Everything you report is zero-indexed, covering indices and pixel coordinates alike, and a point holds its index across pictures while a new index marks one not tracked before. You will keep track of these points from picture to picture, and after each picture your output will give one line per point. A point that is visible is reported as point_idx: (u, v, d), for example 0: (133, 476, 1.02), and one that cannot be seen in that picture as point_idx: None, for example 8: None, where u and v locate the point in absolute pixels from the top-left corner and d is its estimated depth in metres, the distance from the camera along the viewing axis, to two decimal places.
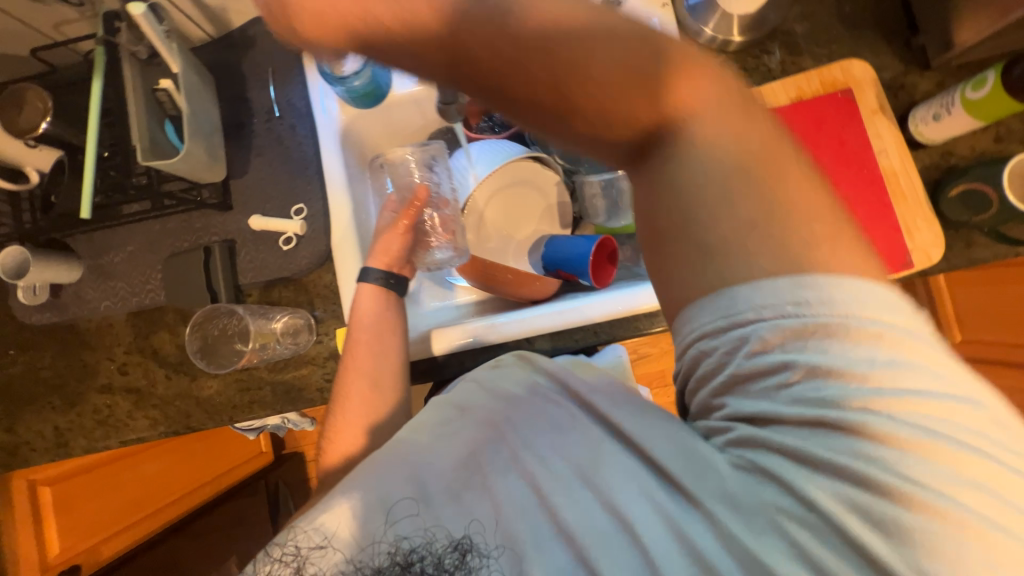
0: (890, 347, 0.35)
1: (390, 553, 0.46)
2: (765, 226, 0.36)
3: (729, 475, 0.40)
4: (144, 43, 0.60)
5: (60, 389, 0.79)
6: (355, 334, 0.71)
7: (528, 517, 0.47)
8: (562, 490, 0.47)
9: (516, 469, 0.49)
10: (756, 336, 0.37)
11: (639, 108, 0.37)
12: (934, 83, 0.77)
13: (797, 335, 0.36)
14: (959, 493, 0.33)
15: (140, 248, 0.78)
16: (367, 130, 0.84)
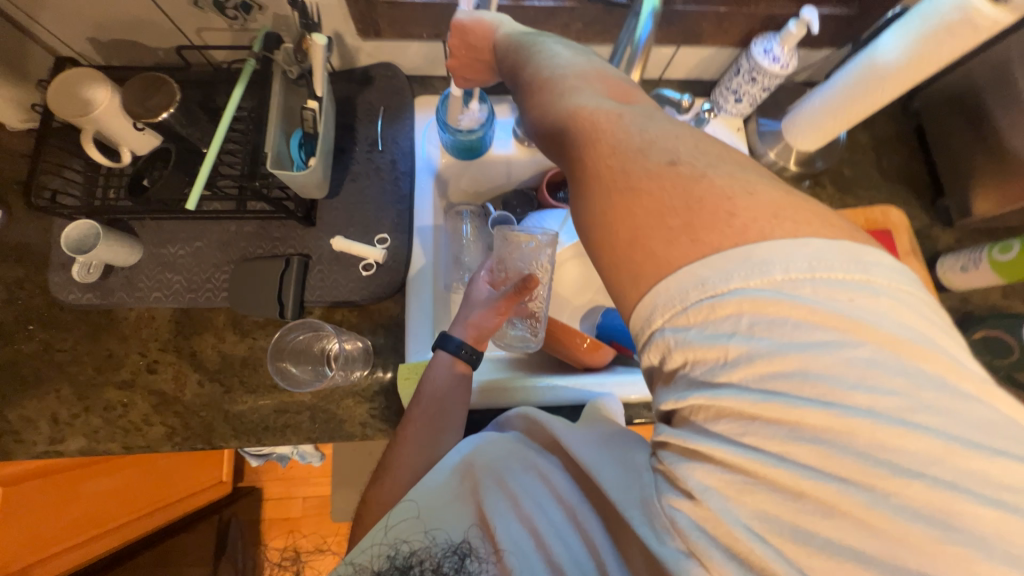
0: (771, 325, 0.31)
1: (390, 557, 0.50)
2: (754, 246, 0.32)
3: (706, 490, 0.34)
4: (298, 65, 0.63)
5: (72, 377, 0.72)
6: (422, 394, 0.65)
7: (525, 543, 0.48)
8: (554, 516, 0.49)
9: (490, 502, 0.50)
10: (719, 326, 0.32)
11: (658, 208, 0.35)
12: (954, 238, 0.89)
13: (761, 308, 0.31)
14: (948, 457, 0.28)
15: (210, 246, 0.76)
16: (457, 178, 0.88)
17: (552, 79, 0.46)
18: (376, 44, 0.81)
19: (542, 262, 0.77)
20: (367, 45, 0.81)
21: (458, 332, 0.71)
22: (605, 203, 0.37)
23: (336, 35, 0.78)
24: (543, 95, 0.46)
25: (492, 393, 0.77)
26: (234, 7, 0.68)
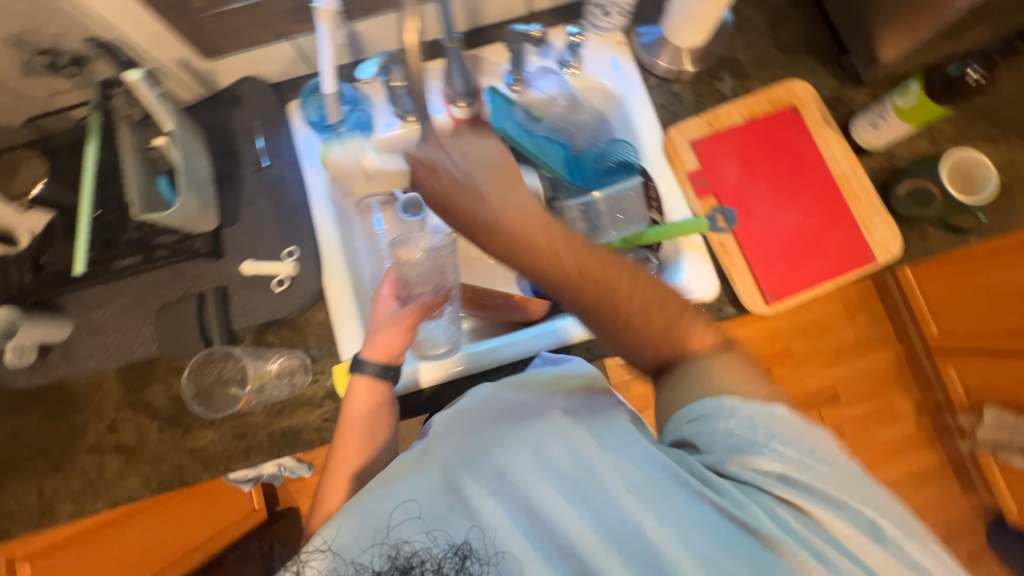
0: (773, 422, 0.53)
1: (391, 557, 0.50)
2: (817, 443, 0.52)
3: (756, 509, 0.49)
4: (137, 107, 0.65)
5: (46, 453, 0.76)
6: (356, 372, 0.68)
7: (528, 535, 0.49)
8: (552, 505, 0.50)
9: (490, 497, 0.50)
10: (744, 413, 0.53)
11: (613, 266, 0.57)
12: (869, 96, 0.85)
13: (775, 421, 0.53)
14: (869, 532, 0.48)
15: (131, 302, 0.78)
16: (352, 172, 0.88)
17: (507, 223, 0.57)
18: (227, 61, 0.78)
19: (443, 263, 0.72)
20: (219, 64, 0.79)
21: (367, 353, 0.68)
22: (584, 285, 0.56)
23: (182, 63, 0.76)
24: (475, 219, 0.58)
25: (431, 372, 0.78)
26: (69, 62, 0.70)
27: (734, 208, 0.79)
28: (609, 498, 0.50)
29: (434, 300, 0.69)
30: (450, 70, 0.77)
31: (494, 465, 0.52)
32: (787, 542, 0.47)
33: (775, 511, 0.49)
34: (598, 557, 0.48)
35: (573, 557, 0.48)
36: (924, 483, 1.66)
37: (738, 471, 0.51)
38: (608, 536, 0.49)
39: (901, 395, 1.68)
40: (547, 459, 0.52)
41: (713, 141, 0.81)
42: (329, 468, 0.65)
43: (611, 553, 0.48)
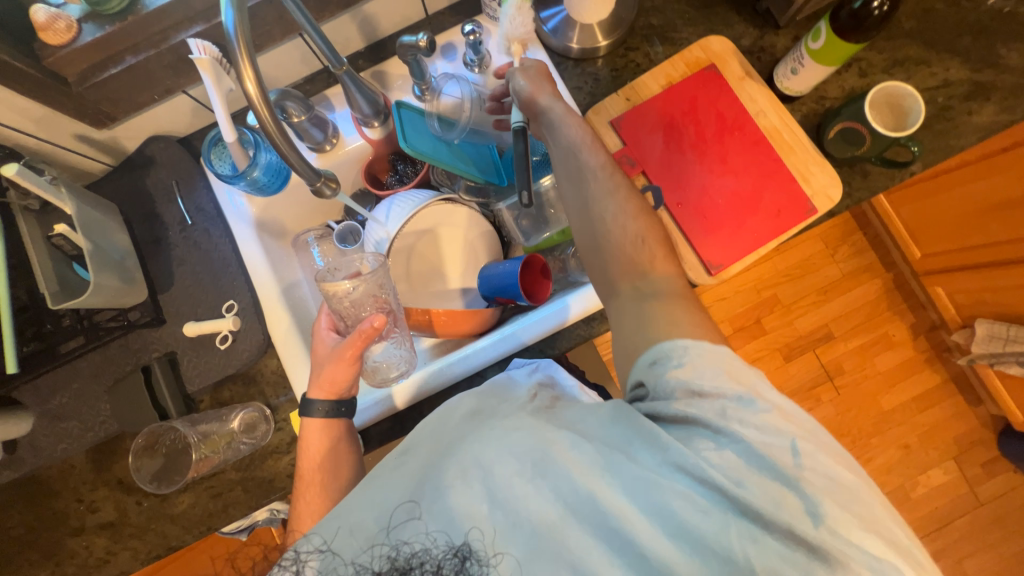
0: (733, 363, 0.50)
1: (391, 557, 0.49)
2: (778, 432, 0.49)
3: (717, 475, 0.44)
4: (32, 195, 0.63)
5: (34, 543, 0.78)
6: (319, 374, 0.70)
7: (499, 522, 0.47)
8: (518, 490, 0.47)
9: (457, 486, 0.48)
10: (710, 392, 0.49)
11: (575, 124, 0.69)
12: (790, 38, 0.81)
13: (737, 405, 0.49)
14: (858, 515, 0.43)
15: (86, 383, 0.77)
16: (280, 213, 0.86)
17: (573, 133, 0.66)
18: (125, 126, 0.76)
19: (371, 292, 0.71)
20: (118, 131, 0.76)
21: (315, 391, 0.69)
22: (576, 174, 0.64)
23: (78, 136, 0.73)
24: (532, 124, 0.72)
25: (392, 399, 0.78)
26: None
27: (665, 182, 0.77)
28: (566, 482, 0.47)
29: (371, 320, 0.65)
30: (352, 95, 0.75)
31: (464, 456, 0.50)
32: (753, 500, 0.43)
33: (738, 477, 0.44)
34: (570, 536, 0.46)
35: (546, 536, 0.46)
36: (932, 406, 1.64)
37: (721, 424, 0.46)
38: (573, 517, 0.47)
39: (896, 322, 1.65)
40: (512, 444, 0.49)
41: (634, 115, 0.78)
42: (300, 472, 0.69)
43: (581, 532, 0.46)
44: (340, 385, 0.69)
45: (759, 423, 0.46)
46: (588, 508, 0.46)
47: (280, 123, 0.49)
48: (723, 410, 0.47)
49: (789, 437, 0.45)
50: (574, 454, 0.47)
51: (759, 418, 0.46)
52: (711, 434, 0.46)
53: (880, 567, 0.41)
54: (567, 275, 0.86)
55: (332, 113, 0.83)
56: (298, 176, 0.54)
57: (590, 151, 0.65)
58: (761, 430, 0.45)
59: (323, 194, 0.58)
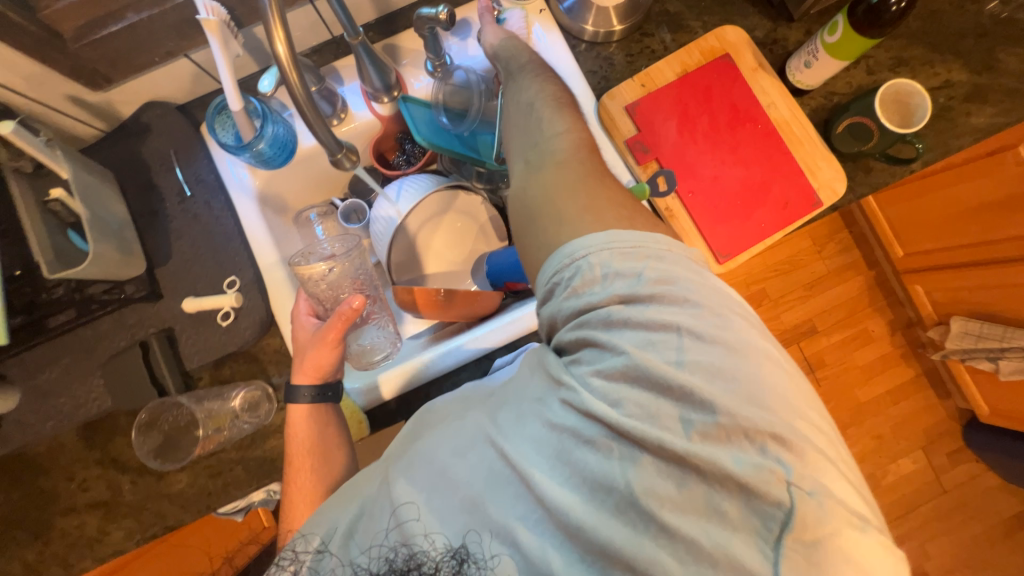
0: (628, 253, 0.45)
1: (388, 559, 0.45)
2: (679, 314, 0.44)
3: (598, 407, 0.42)
4: (25, 156, 0.60)
5: (21, 522, 0.75)
6: (301, 355, 0.69)
7: (432, 497, 0.46)
8: (450, 464, 0.47)
9: (398, 473, 0.49)
10: (605, 288, 0.45)
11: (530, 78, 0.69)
12: (802, 32, 0.82)
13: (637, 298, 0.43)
14: (737, 411, 0.39)
15: (76, 359, 0.74)
16: (284, 188, 0.84)
17: (541, 88, 0.64)
18: (122, 89, 0.72)
19: (350, 278, 0.72)
20: (114, 94, 0.73)
21: (300, 380, 0.68)
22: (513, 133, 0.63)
23: (71, 98, 0.69)
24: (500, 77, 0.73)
25: (397, 380, 0.78)
26: None
27: (676, 169, 0.78)
28: (503, 453, 0.45)
29: (347, 307, 0.64)
30: (364, 66, 0.73)
31: (423, 452, 0.49)
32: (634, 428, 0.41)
33: (619, 400, 0.42)
34: (490, 495, 0.44)
35: (471, 501, 0.45)
36: (906, 398, 1.71)
37: (596, 346, 0.44)
38: (498, 475, 0.45)
39: (875, 318, 1.71)
40: (455, 430, 0.49)
41: (649, 101, 0.79)
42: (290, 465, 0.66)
43: (504, 492, 0.44)
44: (320, 366, 0.68)
45: (641, 330, 0.42)
46: (501, 465, 0.45)
47: (309, 89, 0.49)
48: (598, 326, 0.44)
49: (673, 335, 0.42)
50: (494, 417, 0.48)
51: (640, 331, 0.42)
52: (598, 352, 0.44)
53: (745, 456, 0.38)
54: None
55: (341, 87, 0.81)
56: (319, 143, 0.54)
57: (550, 104, 0.61)
58: (641, 340, 0.42)
59: (342, 165, 0.57)
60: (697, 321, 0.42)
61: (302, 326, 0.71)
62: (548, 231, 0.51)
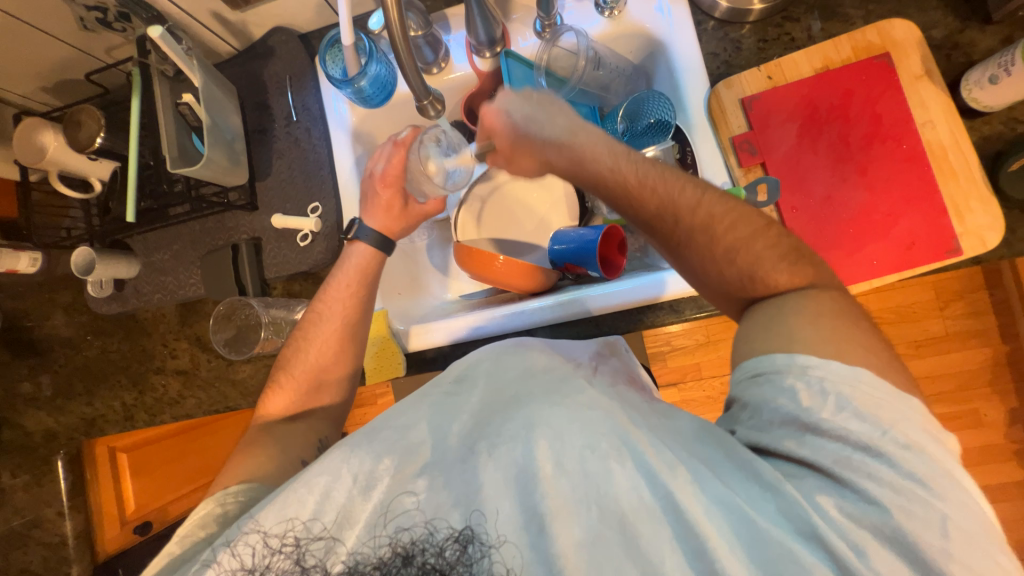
0: (880, 403, 0.42)
1: (391, 545, 0.47)
2: (897, 428, 0.41)
3: (796, 492, 0.42)
4: (169, 62, 0.69)
5: (125, 369, 0.91)
6: (341, 277, 0.76)
7: (567, 491, 0.45)
8: (591, 465, 0.45)
9: (524, 442, 0.47)
10: (818, 378, 0.44)
11: (628, 163, 0.58)
12: (998, 39, 0.66)
13: (860, 401, 0.42)
14: None
15: (184, 247, 0.85)
16: (378, 128, 0.87)
17: (663, 189, 0.57)
18: (257, 11, 0.79)
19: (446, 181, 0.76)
20: (250, 15, 0.79)
21: (369, 221, 0.77)
22: (648, 202, 0.57)
23: (214, 14, 0.77)
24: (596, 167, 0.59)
25: (439, 332, 0.80)
26: (116, 19, 0.73)
27: (785, 181, 0.69)
28: (603, 487, 0.44)
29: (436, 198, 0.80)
30: (472, 17, 0.71)
31: (525, 412, 0.48)
32: (835, 539, 0.40)
33: (821, 505, 0.41)
34: (642, 526, 0.43)
35: (616, 522, 0.43)
36: (1004, 499, 1.41)
37: (774, 447, 0.44)
38: (617, 526, 0.43)
39: (993, 401, 1.39)
40: (586, 421, 0.46)
41: (771, 98, 0.70)
42: (289, 373, 0.72)
43: (655, 528, 0.42)
44: (351, 311, 0.74)
45: (835, 440, 0.42)
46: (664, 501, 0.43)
47: (407, 32, 0.49)
48: (772, 422, 0.45)
49: (896, 471, 0.40)
50: (648, 453, 0.44)
51: (826, 436, 0.42)
52: (794, 465, 0.43)
53: None
54: (646, 257, 0.82)
55: (447, 35, 0.81)
56: (410, 89, 0.57)
57: (686, 202, 0.56)
58: (841, 457, 0.41)
59: (427, 112, 0.62)
60: (919, 452, 0.40)
61: (353, 269, 0.76)
62: (725, 282, 0.56)
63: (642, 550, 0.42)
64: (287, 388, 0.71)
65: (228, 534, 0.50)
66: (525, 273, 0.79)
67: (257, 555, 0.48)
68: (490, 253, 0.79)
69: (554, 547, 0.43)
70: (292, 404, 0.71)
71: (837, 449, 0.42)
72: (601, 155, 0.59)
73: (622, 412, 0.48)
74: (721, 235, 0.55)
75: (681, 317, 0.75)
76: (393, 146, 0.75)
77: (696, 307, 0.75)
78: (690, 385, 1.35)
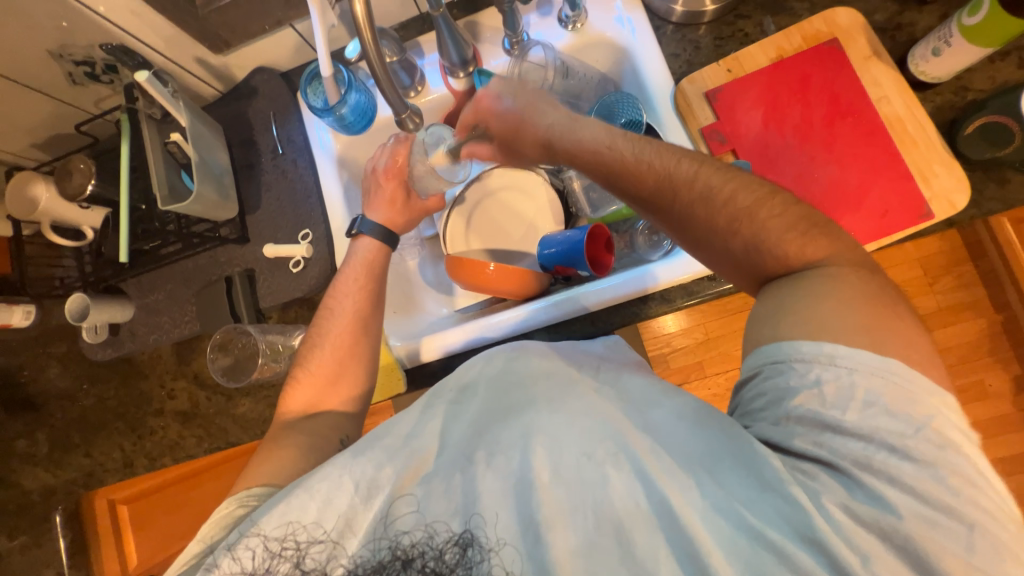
0: (909, 400, 0.42)
1: (391, 549, 0.46)
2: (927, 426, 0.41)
3: (801, 493, 0.41)
4: (156, 105, 0.71)
5: (123, 415, 0.90)
6: (348, 275, 0.76)
7: (563, 497, 0.44)
8: (588, 471, 0.44)
9: (521, 449, 0.46)
10: (847, 368, 0.43)
11: (627, 142, 0.60)
12: (935, 17, 0.71)
13: (891, 398, 0.42)
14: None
15: (177, 286, 0.86)
16: (362, 153, 0.89)
17: (661, 165, 0.58)
18: (238, 53, 0.83)
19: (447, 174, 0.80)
20: (232, 58, 0.83)
21: (374, 215, 0.79)
22: (648, 175, 0.58)
23: (197, 60, 0.81)
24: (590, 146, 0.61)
25: (438, 344, 0.80)
26: (104, 71, 0.77)
27: (756, 163, 0.72)
28: (602, 495, 0.44)
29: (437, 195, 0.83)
30: (443, 40, 0.75)
31: (522, 420, 0.48)
32: (838, 542, 0.39)
33: (826, 507, 0.41)
34: (638, 531, 0.42)
35: (612, 527, 0.43)
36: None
37: (788, 444, 0.44)
38: (613, 528, 0.43)
39: (996, 370, 1.34)
40: (584, 428, 0.46)
41: (733, 89, 0.73)
42: (305, 372, 0.72)
43: (651, 532, 0.42)
44: (360, 308, 0.74)
45: (858, 439, 0.41)
46: (659, 503, 0.42)
47: (384, 58, 0.53)
48: (791, 419, 0.44)
49: (912, 468, 0.40)
50: (652, 458, 0.44)
51: (848, 435, 0.42)
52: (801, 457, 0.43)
53: None
54: (634, 252, 0.84)
55: (421, 59, 0.85)
56: (390, 106, 0.60)
57: (688, 176, 0.56)
58: (860, 457, 0.41)
59: (406, 126, 0.65)
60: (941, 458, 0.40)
61: (358, 266, 0.76)
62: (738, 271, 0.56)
63: (638, 553, 0.42)
64: (304, 384, 0.71)
65: (231, 539, 0.50)
66: (518, 279, 0.81)
67: (257, 558, 0.48)
68: (480, 264, 0.80)
69: (549, 557, 0.43)
70: (315, 402, 0.70)
71: (860, 447, 0.41)
72: (600, 137, 0.61)
73: (626, 416, 0.47)
74: (721, 209, 0.55)
75: (674, 306, 0.76)
76: (397, 141, 0.79)
77: (687, 295, 0.76)
78: (695, 384, 1.35)
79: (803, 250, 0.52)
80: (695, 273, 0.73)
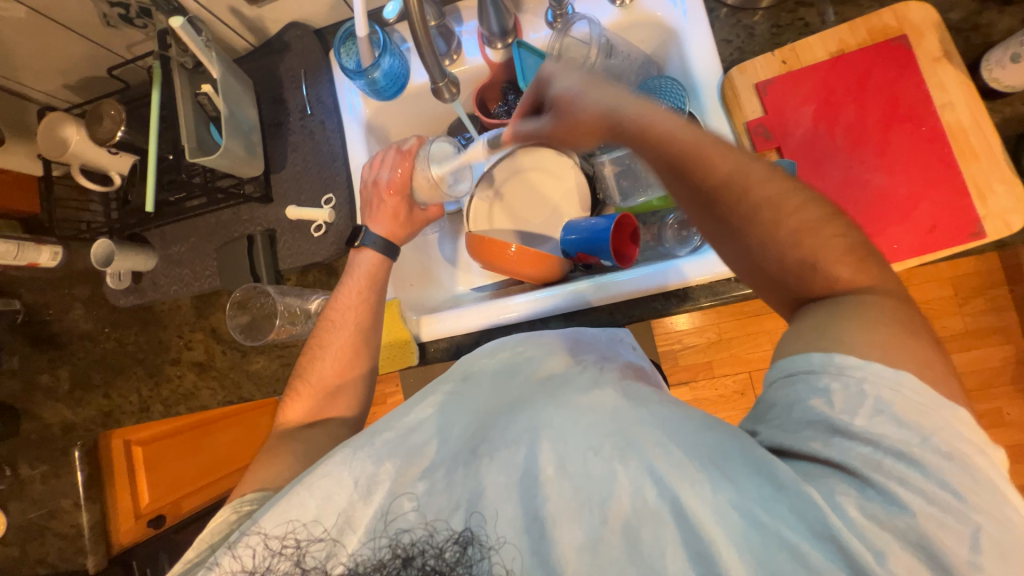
0: (920, 409, 0.40)
1: (391, 548, 0.46)
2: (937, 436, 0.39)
3: (814, 491, 0.39)
4: (189, 54, 0.70)
5: (142, 361, 0.92)
6: (351, 283, 0.77)
7: (569, 492, 0.44)
8: (594, 467, 0.44)
9: (528, 444, 0.46)
10: (861, 378, 0.41)
11: (688, 128, 0.54)
12: (1018, 20, 0.65)
13: (899, 401, 0.40)
14: None
15: (200, 240, 0.86)
16: (391, 120, 0.87)
17: (719, 161, 0.52)
18: (273, 6, 0.80)
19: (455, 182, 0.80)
20: (266, 10, 0.81)
21: (375, 228, 0.78)
22: (705, 168, 0.53)
23: (232, 10, 0.79)
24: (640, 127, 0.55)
25: (451, 324, 0.79)
26: (137, 15, 0.73)
27: (801, 164, 0.68)
28: (607, 492, 0.43)
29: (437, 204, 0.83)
30: (485, 7, 0.72)
31: (529, 416, 0.48)
32: (854, 539, 0.37)
33: (842, 505, 0.38)
34: (645, 528, 0.41)
35: (618, 526, 0.42)
36: None
37: (798, 448, 0.42)
38: (620, 527, 0.42)
39: (1018, 401, 1.29)
40: (588, 420, 0.46)
41: (785, 83, 0.69)
42: (307, 381, 0.73)
43: (659, 529, 0.41)
44: (362, 316, 0.74)
45: (867, 443, 0.39)
46: (667, 504, 0.41)
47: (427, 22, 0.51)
48: (801, 423, 0.42)
49: (924, 475, 0.38)
50: (659, 455, 0.43)
51: (853, 440, 0.40)
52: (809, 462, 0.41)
53: None
54: (660, 245, 0.82)
55: (460, 26, 0.82)
56: (426, 70, 0.58)
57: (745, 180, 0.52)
58: (870, 459, 0.39)
59: (442, 96, 0.63)
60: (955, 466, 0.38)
61: (362, 276, 0.77)
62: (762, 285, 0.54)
63: (645, 554, 0.41)
64: (307, 394, 0.72)
65: (233, 539, 0.50)
66: (539, 265, 0.79)
67: (258, 556, 0.48)
68: (503, 242, 0.79)
69: (554, 552, 0.43)
70: (316, 411, 0.71)
71: (871, 452, 0.39)
72: (660, 118, 0.54)
73: (631, 410, 0.47)
74: (768, 214, 0.51)
75: (696, 305, 0.74)
76: (398, 155, 0.77)
77: (711, 295, 0.73)
78: (702, 384, 1.32)
79: (841, 261, 0.49)
80: (722, 274, 0.71)
